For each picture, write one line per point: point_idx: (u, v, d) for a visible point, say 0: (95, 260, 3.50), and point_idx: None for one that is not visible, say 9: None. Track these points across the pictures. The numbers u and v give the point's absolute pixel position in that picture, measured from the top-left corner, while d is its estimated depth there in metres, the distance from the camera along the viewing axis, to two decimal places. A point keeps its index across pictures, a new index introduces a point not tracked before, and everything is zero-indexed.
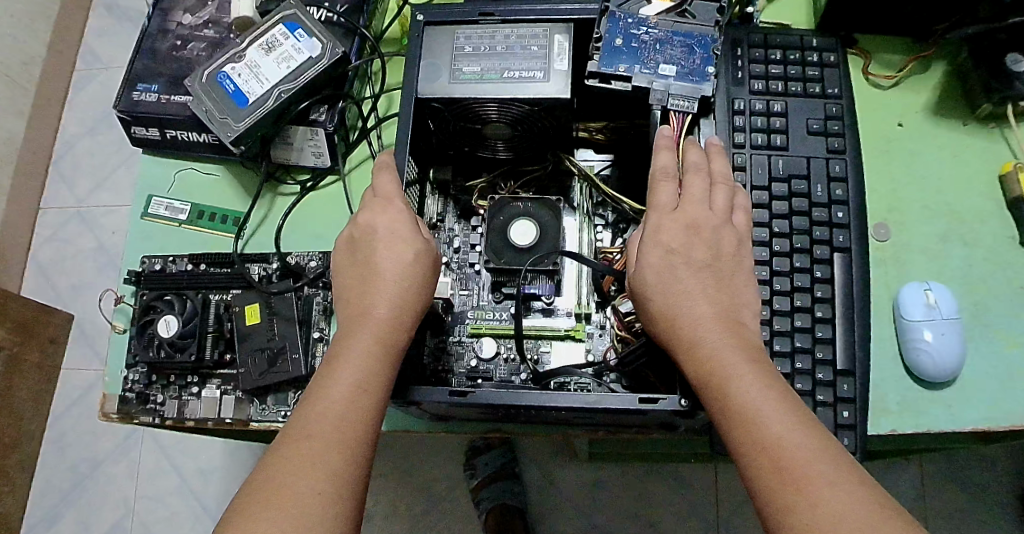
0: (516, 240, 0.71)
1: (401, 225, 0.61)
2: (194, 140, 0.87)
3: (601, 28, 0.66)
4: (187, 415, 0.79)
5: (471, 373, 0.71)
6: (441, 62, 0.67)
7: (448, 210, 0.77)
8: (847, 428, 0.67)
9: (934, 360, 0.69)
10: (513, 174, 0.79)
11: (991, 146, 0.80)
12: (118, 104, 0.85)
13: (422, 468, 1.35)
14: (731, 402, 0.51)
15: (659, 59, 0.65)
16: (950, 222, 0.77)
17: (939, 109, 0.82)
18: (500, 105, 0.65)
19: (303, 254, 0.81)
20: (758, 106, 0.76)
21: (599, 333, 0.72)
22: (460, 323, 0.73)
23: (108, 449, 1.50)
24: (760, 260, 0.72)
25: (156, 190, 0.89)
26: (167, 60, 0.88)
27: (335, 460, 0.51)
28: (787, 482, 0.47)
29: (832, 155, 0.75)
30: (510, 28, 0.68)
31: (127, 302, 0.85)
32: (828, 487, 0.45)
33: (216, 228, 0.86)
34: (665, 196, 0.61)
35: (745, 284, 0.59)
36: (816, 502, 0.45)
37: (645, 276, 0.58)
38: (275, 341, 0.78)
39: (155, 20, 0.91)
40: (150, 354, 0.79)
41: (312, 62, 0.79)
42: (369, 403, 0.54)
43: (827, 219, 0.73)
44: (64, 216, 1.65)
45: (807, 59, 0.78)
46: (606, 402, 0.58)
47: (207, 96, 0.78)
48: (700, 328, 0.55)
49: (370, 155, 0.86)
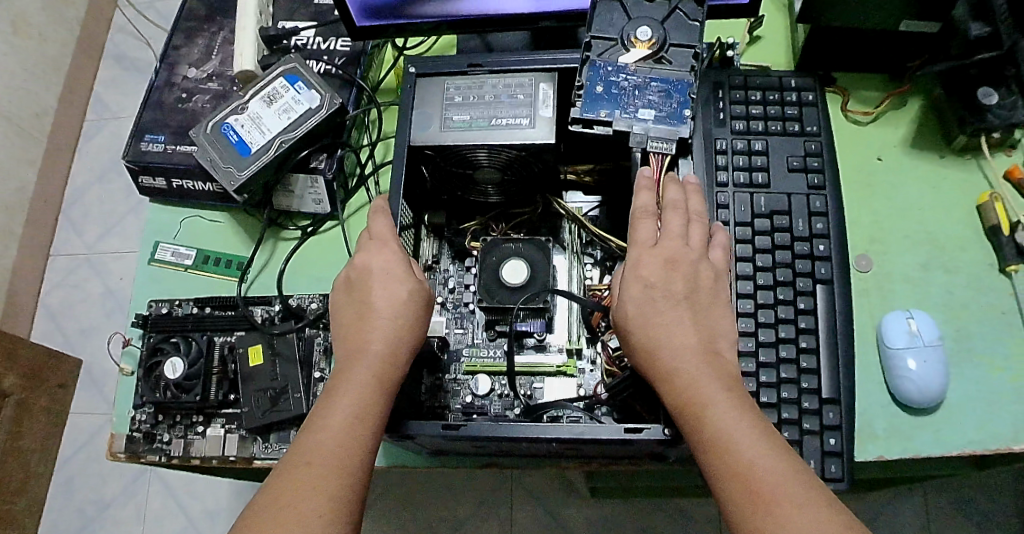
0: (507, 279, 0.73)
1: (395, 265, 0.64)
2: (199, 188, 0.91)
3: (583, 76, 0.70)
4: (192, 453, 0.81)
5: (467, 409, 0.73)
6: (431, 112, 0.71)
7: (442, 252, 0.80)
8: (833, 456, 0.68)
9: (918, 387, 0.70)
10: (504, 217, 0.82)
11: (968, 176, 0.82)
12: (126, 155, 0.89)
13: (424, 506, 1.34)
14: (708, 428, 0.53)
15: (638, 104, 0.68)
16: (929, 251, 0.79)
17: (916, 142, 0.85)
18: (490, 151, 0.69)
19: (304, 296, 0.84)
20: (739, 146, 0.80)
21: (590, 369, 0.74)
22: (455, 361, 0.75)
23: (116, 492, 1.51)
24: (745, 293, 0.74)
25: (162, 237, 0.93)
26: (174, 112, 0.93)
27: (335, 488, 0.52)
28: (757, 505, 0.48)
29: (812, 191, 0.78)
30: (497, 78, 0.71)
31: (134, 345, 0.88)
32: (796, 510, 0.47)
33: (221, 272, 0.89)
34: (645, 232, 0.63)
35: (722, 315, 0.61)
36: (784, 524, 0.47)
37: (627, 309, 0.60)
38: (278, 381, 0.80)
39: (162, 74, 0.96)
40: (157, 395, 0.81)
41: (311, 112, 0.83)
42: (367, 433, 0.56)
43: (809, 252, 0.75)
44: (73, 262, 1.69)
45: (785, 99, 0.82)
46: (592, 432, 0.59)
47: (212, 146, 0.83)
48: (679, 358, 0.57)
49: (368, 200, 0.89)
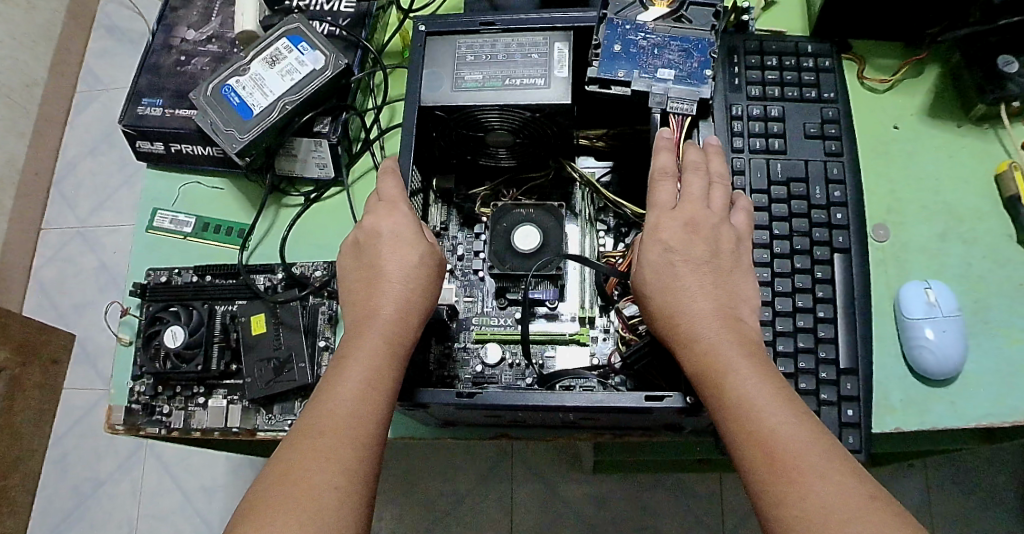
0: (519, 245, 0.71)
1: (405, 227, 0.62)
2: (198, 153, 0.88)
3: (600, 35, 0.68)
4: (194, 425, 0.79)
5: (477, 379, 0.71)
6: (443, 71, 0.68)
7: (451, 218, 0.78)
8: (851, 427, 0.67)
9: (936, 357, 0.69)
10: (515, 182, 0.80)
11: (986, 145, 0.81)
12: (123, 119, 0.86)
13: (425, 483, 1.33)
14: (728, 394, 0.52)
15: (657, 64, 0.66)
16: (947, 221, 0.78)
17: (933, 110, 0.83)
18: (502, 111, 0.67)
19: (308, 264, 0.82)
20: (756, 112, 0.77)
21: (603, 337, 0.72)
22: (465, 329, 0.73)
23: (112, 468, 1.49)
24: (761, 262, 0.72)
25: (160, 204, 0.90)
26: (172, 75, 0.89)
27: (349, 455, 0.51)
28: (778, 473, 0.47)
29: (830, 158, 0.76)
30: (510, 37, 0.69)
31: (132, 314, 0.85)
32: (817, 479, 0.46)
33: (221, 240, 0.87)
34: (665, 195, 0.62)
35: (744, 280, 0.59)
36: (805, 494, 0.46)
37: (645, 274, 0.59)
38: (281, 350, 0.78)
39: (159, 35, 0.93)
40: (156, 366, 0.79)
41: (316, 74, 0.81)
42: (380, 399, 0.55)
43: (826, 220, 0.74)
44: (65, 237, 1.66)
45: (802, 64, 0.79)
46: (611, 401, 0.58)
47: (213, 109, 0.80)
48: (698, 323, 0.55)
49: (373, 165, 0.87)
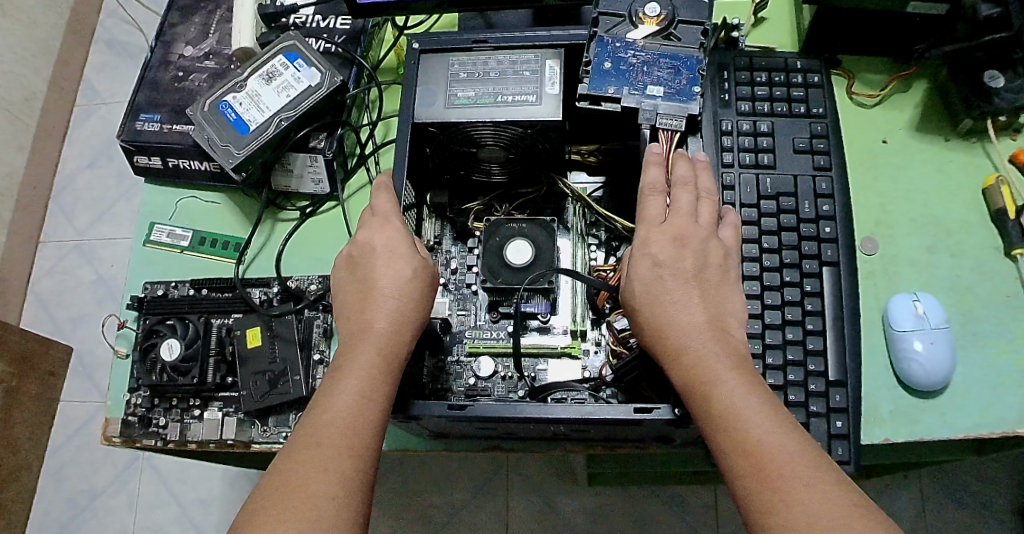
0: (511, 259, 0.72)
1: (398, 242, 0.63)
2: (195, 168, 0.89)
3: (590, 52, 0.69)
4: (189, 437, 0.79)
5: (469, 391, 0.72)
6: (436, 88, 0.69)
7: (445, 232, 0.79)
8: (840, 438, 0.67)
9: (925, 369, 0.70)
10: (508, 197, 0.81)
11: (974, 159, 0.82)
12: (121, 134, 0.87)
13: (420, 495, 1.33)
14: (715, 406, 0.52)
15: (647, 80, 0.67)
16: (935, 234, 0.79)
17: (921, 124, 0.84)
18: (495, 128, 0.68)
19: (303, 278, 0.83)
20: (745, 127, 0.79)
21: (595, 350, 0.73)
22: (458, 343, 0.74)
23: (108, 480, 1.49)
24: (750, 275, 0.73)
25: (158, 218, 0.91)
26: (170, 91, 0.91)
27: (345, 466, 0.52)
28: (764, 482, 0.48)
29: (818, 172, 0.77)
30: (502, 55, 0.70)
31: (130, 327, 0.86)
32: (804, 487, 0.47)
33: (217, 253, 0.88)
34: (654, 210, 0.63)
35: (732, 294, 0.60)
36: (792, 503, 0.46)
37: (634, 287, 0.60)
38: (276, 363, 0.78)
39: (158, 52, 0.94)
40: (152, 378, 0.79)
41: (312, 90, 0.82)
42: (375, 411, 0.55)
43: (815, 234, 0.75)
44: (63, 249, 1.67)
45: (792, 80, 0.81)
46: (600, 413, 0.58)
47: (210, 124, 0.81)
48: (686, 336, 0.56)
49: (368, 180, 0.88)
